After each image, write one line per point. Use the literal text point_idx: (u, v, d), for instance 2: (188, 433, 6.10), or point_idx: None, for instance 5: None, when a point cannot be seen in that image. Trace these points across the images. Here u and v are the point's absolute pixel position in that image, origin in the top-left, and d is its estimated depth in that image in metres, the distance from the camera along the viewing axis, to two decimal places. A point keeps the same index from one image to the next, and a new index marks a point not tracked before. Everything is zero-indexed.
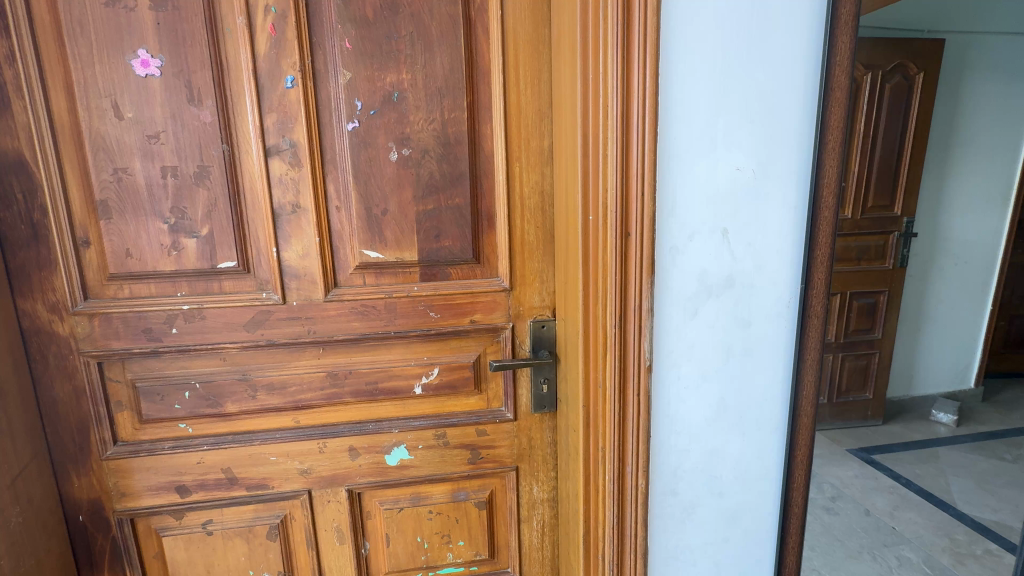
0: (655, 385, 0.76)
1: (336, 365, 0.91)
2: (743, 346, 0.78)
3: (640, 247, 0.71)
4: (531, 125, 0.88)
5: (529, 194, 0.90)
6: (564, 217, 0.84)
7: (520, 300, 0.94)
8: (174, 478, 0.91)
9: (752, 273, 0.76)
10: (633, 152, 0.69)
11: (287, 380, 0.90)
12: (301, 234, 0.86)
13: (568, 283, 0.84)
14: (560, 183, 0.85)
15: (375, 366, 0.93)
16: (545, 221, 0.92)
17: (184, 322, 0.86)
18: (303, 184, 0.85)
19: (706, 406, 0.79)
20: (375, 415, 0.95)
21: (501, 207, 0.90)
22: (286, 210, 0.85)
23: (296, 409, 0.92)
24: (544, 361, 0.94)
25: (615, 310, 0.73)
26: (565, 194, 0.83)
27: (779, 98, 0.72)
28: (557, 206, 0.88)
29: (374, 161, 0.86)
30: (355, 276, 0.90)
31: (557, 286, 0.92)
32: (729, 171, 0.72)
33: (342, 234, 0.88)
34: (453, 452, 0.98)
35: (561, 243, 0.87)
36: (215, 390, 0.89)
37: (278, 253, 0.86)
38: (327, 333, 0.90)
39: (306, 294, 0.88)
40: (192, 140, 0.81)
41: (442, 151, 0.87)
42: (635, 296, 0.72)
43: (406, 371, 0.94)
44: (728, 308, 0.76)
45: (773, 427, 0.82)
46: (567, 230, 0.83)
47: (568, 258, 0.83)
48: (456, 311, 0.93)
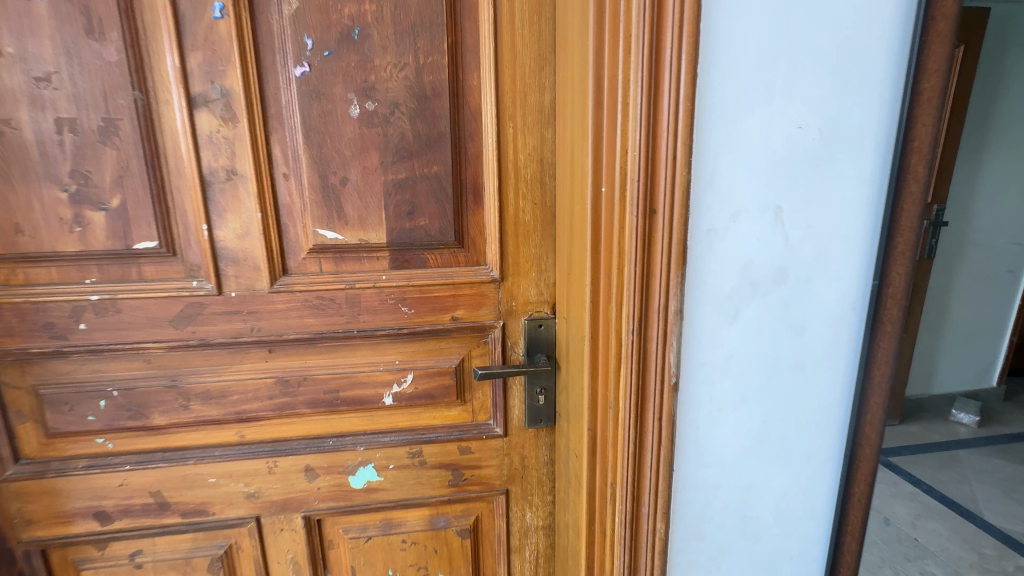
0: (682, 407, 0.60)
1: (287, 369, 0.75)
2: (792, 358, 0.61)
3: (667, 230, 0.53)
4: (529, 74, 0.70)
5: (526, 162, 0.73)
6: (569, 191, 0.66)
7: (512, 294, 0.77)
8: (92, 503, 0.75)
9: (810, 265, 0.59)
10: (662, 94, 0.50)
11: (227, 387, 0.74)
12: (238, 208, 0.69)
13: (572, 273, 0.66)
14: (565, 147, 0.67)
15: (336, 372, 0.76)
16: (544, 197, 0.74)
17: (95, 316, 0.70)
18: (239, 143, 0.67)
19: (743, 432, 0.62)
20: (337, 429, 0.79)
21: (489, 180, 0.73)
22: (218, 177, 0.68)
23: (239, 421, 0.76)
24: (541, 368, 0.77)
25: (634, 312, 0.56)
26: (570, 162, 0.65)
27: (856, 30, 0.53)
28: (561, 176, 0.70)
29: (331, 117, 0.68)
30: (309, 261, 0.73)
31: (559, 278, 0.75)
32: (787, 130, 0.54)
33: (292, 210, 0.71)
34: (431, 473, 0.82)
35: (565, 223, 0.69)
36: (138, 400, 0.73)
37: (210, 231, 0.69)
38: (275, 331, 0.73)
39: (247, 284, 0.72)
40: (94, 85, 0.63)
41: (416, 106, 0.70)
42: (660, 294, 0.55)
43: (373, 377, 0.77)
44: (776, 310, 0.59)
45: (825, 458, 0.66)
46: (572, 207, 0.65)
47: (573, 242, 0.65)
48: (433, 307, 0.76)
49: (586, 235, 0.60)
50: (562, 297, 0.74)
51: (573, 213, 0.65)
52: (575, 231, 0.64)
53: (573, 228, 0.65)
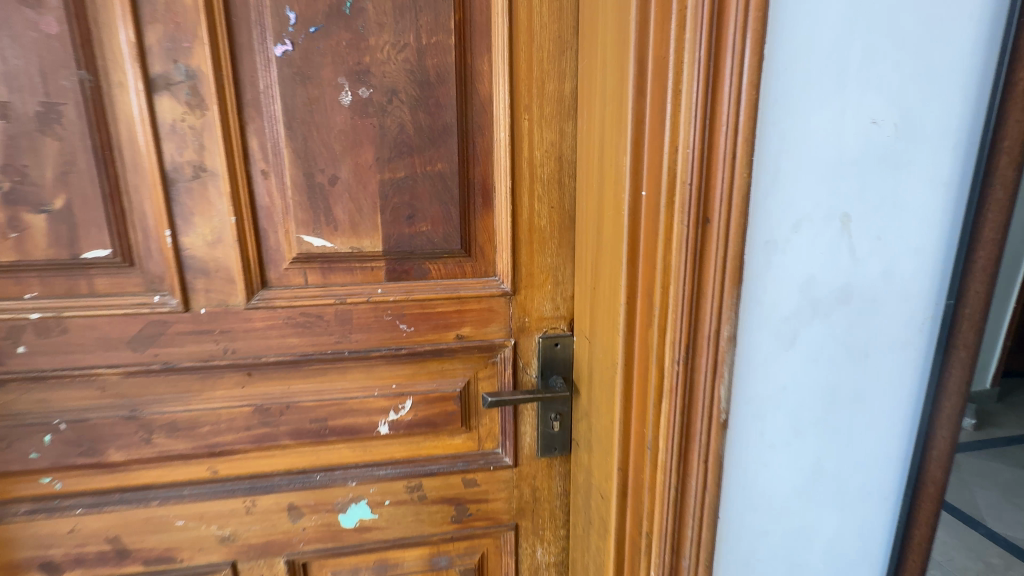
0: (730, 446, 0.51)
1: (267, 395, 0.66)
2: (852, 387, 0.53)
3: (724, 242, 0.45)
4: (547, 58, 0.61)
5: (542, 160, 0.64)
6: (596, 194, 0.57)
7: (525, 308, 0.68)
8: (37, 553, 0.65)
9: (877, 281, 0.51)
10: (724, 79, 0.41)
11: (197, 417, 0.64)
12: (208, 211, 0.59)
13: (599, 289, 0.58)
14: (591, 144, 0.58)
15: (323, 398, 0.67)
16: (562, 200, 0.65)
17: (37, 337, 0.59)
18: (209, 134, 0.57)
19: (795, 472, 0.54)
20: (325, 462, 0.69)
21: (501, 181, 0.64)
22: (184, 174, 0.58)
23: (211, 455, 0.66)
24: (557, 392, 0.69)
25: (681, 339, 0.47)
26: (598, 161, 0.56)
27: (941, 8, 0.45)
28: (585, 177, 0.61)
29: (318, 106, 0.58)
30: (292, 272, 0.63)
31: (580, 292, 0.66)
32: (860, 124, 0.46)
33: (272, 213, 0.61)
34: (432, 509, 0.73)
35: (589, 231, 0.60)
36: (91, 434, 0.62)
37: (174, 237, 0.59)
38: (253, 352, 0.64)
39: (219, 299, 0.62)
40: (30, 62, 0.53)
41: (418, 93, 0.60)
42: (713, 318, 0.46)
43: (366, 404, 0.68)
44: (838, 333, 0.51)
45: (882, 497, 0.58)
46: (600, 212, 0.56)
47: (601, 254, 0.57)
48: (436, 324, 0.67)
49: (621, 247, 0.51)
50: (583, 313, 0.65)
51: (601, 220, 0.56)
52: (604, 240, 0.55)
53: (601, 237, 0.56)
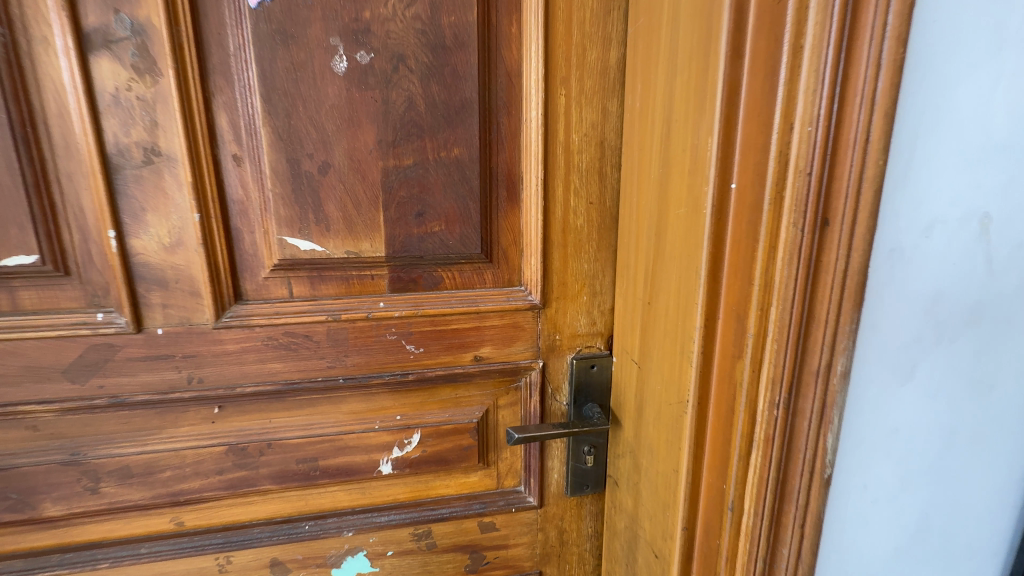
0: (830, 505, 0.41)
1: (244, 432, 0.54)
2: (972, 427, 0.43)
3: (845, 251, 0.33)
4: (590, 20, 0.50)
5: (581, 145, 0.53)
6: (653, 187, 0.46)
7: (556, 324, 0.57)
8: None
9: (1013, 297, 0.40)
10: (864, 29, 0.30)
11: (156, 460, 0.52)
12: (164, 205, 0.47)
13: (656, 305, 0.47)
14: (646, 124, 0.47)
15: (313, 434, 0.55)
16: (603, 194, 0.54)
17: None
18: (164, 108, 0.45)
19: (899, 530, 0.44)
20: (315, 508, 0.58)
21: (530, 170, 0.52)
22: (132, 157, 0.45)
23: (175, 505, 0.54)
24: (593, 424, 0.58)
25: (785, 377, 0.36)
26: (658, 146, 0.45)
27: None
28: (634, 167, 0.50)
29: (304, 73, 0.46)
30: (273, 282, 0.51)
31: (623, 306, 0.55)
32: (1015, 97, 0.36)
33: (247, 208, 0.49)
34: (442, 558, 0.62)
35: (641, 233, 0.49)
36: (20, 485, 0.50)
37: (120, 238, 0.46)
38: (225, 381, 0.51)
39: (180, 316, 0.49)
40: None
41: (431, 60, 0.48)
42: (828, 350, 0.35)
43: (365, 439, 0.56)
44: (963, 363, 0.41)
45: (991, 553, 0.48)
46: (661, 210, 0.45)
47: (661, 260, 0.45)
48: (450, 344, 0.55)
49: (697, 255, 0.40)
50: (627, 332, 0.54)
51: (662, 220, 0.45)
52: (667, 245, 0.44)
53: (663, 240, 0.45)
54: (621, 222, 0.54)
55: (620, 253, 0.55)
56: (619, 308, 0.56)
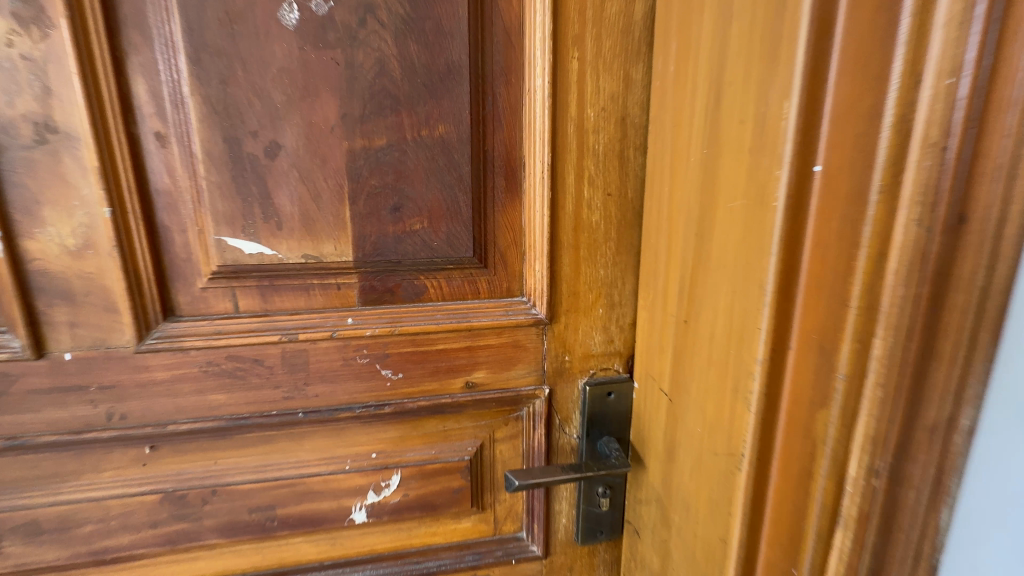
0: None
1: (184, 476, 0.44)
2: None
3: (989, 262, 0.23)
4: None
5: (597, 123, 0.42)
6: (692, 174, 0.36)
7: (565, 343, 0.47)
8: None
9: None
10: None
11: (73, 513, 0.42)
12: (66, 196, 0.36)
13: (696, 325, 0.36)
14: (684, 92, 0.37)
15: (269, 477, 0.45)
16: (623, 183, 0.44)
17: None
18: (59, 71, 0.35)
19: None
20: (274, 564, 0.48)
21: (534, 154, 0.42)
22: (20, 135, 0.35)
23: (100, 565, 0.44)
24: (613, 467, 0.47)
25: (894, 437, 0.25)
26: (700, 119, 0.35)
27: None
28: (665, 148, 0.40)
29: (243, 27, 0.36)
30: (213, 294, 0.41)
31: (649, 321, 0.44)
32: None
33: (176, 200, 0.38)
34: None
35: (674, 232, 0.39)
36: None
37: (10, 240, 0.36)
38: (155, 416, 0.41)
39: (94, 338, 0.39)
40: None
41: (408, 11, 0.38)
42: (956, 403, 0.25)
43: (333, 482, 0.46)
44: None
45: None
46: (705, 202, 0.34)
47: (704, 268, 0.35)
48: (435, 369, 0.45)
49: (763, 264, 0.29)
50: (654, 354, 0.44)
51: (706, 216, 0.34)
52: (713, 249, 0.34)
53: (707, 243, 0.34)
54: (646, 217, 0.44)
55: (644, 256, 0.45)
56: (642, 323, 0.46)
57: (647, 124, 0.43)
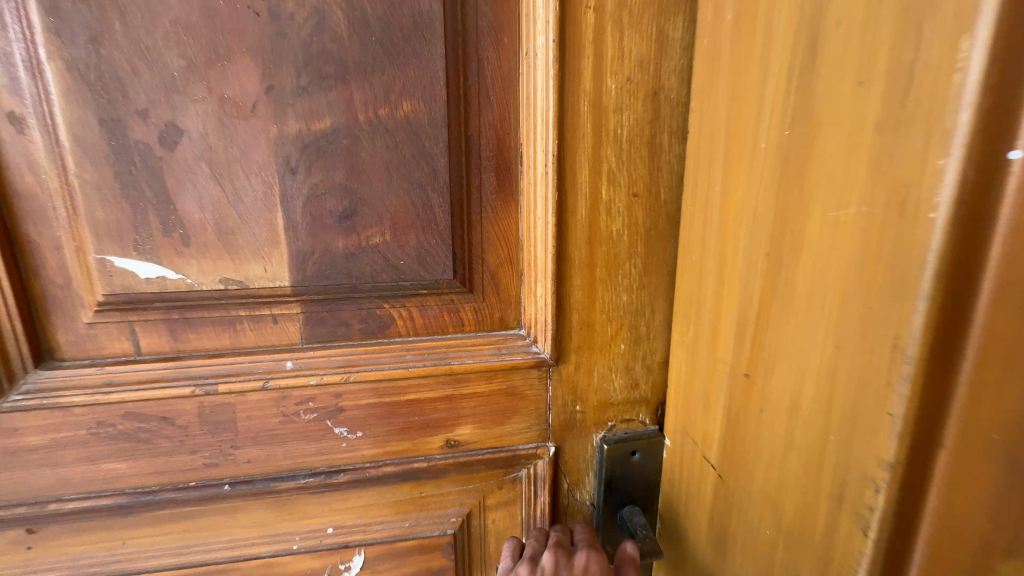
0: None
1: (77, 566, 0.33)
2: None
3: None
4: None
5: (620, 99, 0.31)
6: (761, 167, 0.25)
7: (575, 389, 0.36)
8: None
9: None
10: None
11: None
12: None
13: (766, 386, 0.25)
14: (747, 49, 0.25)
15: (191, 564, 0.35)
16: (654, 180, 0.33)
17: None
18: None
19: None
20: None
21: (533, 142, 0.31)
22: None
23: None
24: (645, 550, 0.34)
25: None
26: (778, 85, 0.23)
27: None
28: (716, 131, 0.29)
29: None
30: (104, 332, 0.30)
31: (687, 365, 0.33)
32: None
33: (41, 206, 0.28)
34: None
35: (727, 249, 0.28)
36: None
37: None
38: (32, 492, 0.31)
39: None
40: None
41: None
42: None
43: (277, 567, 0.36)
44: None
45: None
46: (785, 209, 0.23)
47: (782, 307, 0.24)
48: (405, 424, 0.35)
49: (903, 314, 0.18)
50: (694, 409, 0.33)
51: (789, 230, 0.23)
52: (799, 280, 0.23)
53: (789, 270, 0.23)
54: (687, 223, 0.33)
55: (682, 278, 0.34)
56: (677, 365, 0.35)
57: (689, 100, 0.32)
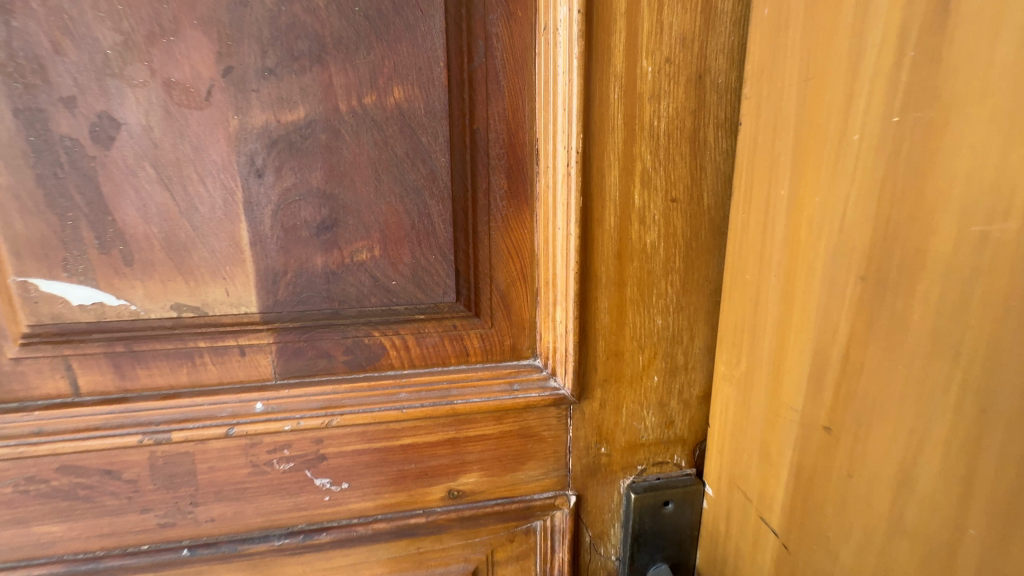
0: None
1: None
2: None
3: None
4: None
5: (657, 86, 0.26)
6: (852, 166, 0.19)
7: (600, 428, 0.31)
8: None
9: None
10: None
11: None
12: None
13: (856, 446, 0.20)
14: (829, 14, 0.20)
15: None
16: (696, 182, 0.28)
17: None
18: None
19: None
20: None
21: (552, 136, 0.26)
22: None
23: None
24: None
25: None
26: (879, 59, 0.18)
27: None
28: (778, 122, 0.23)
29: None
30: (34, 369, 0.25)
31: (735, 404, 0.28)
32: None
33: None
34: None
35: (795, 268, 0.23)
36: None
37: None
38: None
39: None
40: None
41: None
42: None
43: None
44: None
45: None
46: (890, 221, 0.18)
47: (883, 348, 0.18)
48: (400, 474, 0.29)
49: None
50: (744, 458, 0.27)
51: (898, 248, 0.18)
52: (915, 314, 0.17)
53: (897, 301, 0.18)
54: (734, 235, 0.27)
55: (728, 299, 0.28)
56: (720, 403, 0.29)
57: (741, 87, 0.26)
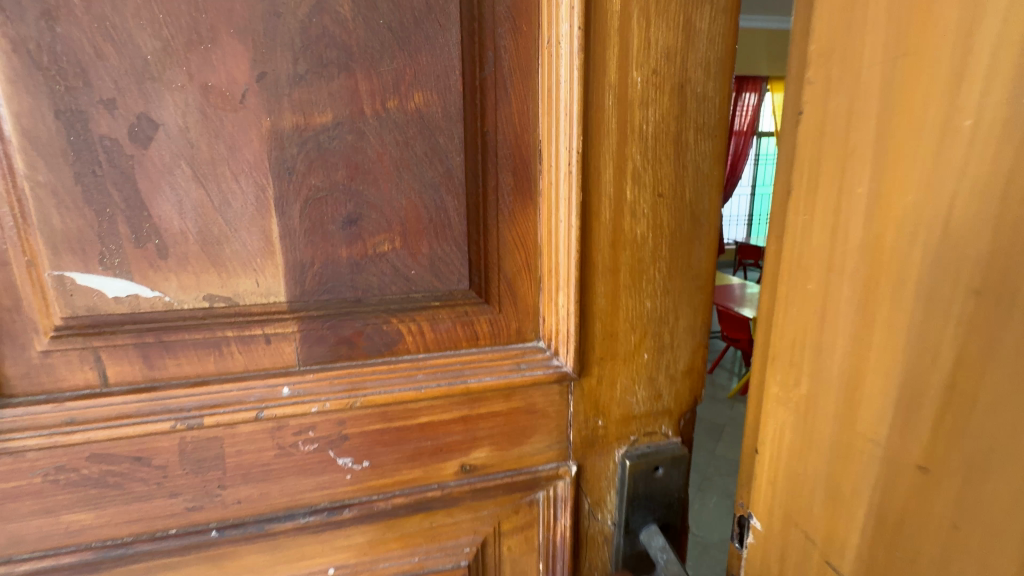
0: None
1: None
2: None
3: None
4: None
5: (645, 94, 0.29)
6: (952, 205, 0.21)
7: (597, 403, 0.34)
8: None
9: None
10: None
11: None
12: None
13: (966, 463, 0.21)
14: (917, 59, 0.21)
15: None
16: (679, 179, 0.31)
17: None
18: None
19: None
20: None
21: (555, 138, 0.29)
22: None
23: None
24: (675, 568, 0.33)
25: None
26: (994, 109, 0.19)
27: None
28: (845, 162, 0.25)
29: None
30: (63, 360, 0.26)
31: (794, 429, 0.29)
32: None
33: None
34: None
35: (875, 299, 0.24)
36: None
37: None
38: None
39: None
40: None
41: None
42: None
43: None
44: None
45: None
46: (1006, 266, 0.19)
47: (994, 375, 0.20)
48: (417, 451, 0.31)
49: None
50: (805, 483, 0.28)
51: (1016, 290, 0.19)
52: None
53: (1013, 333, 0.20)
54: (789, 263, 0.28)
55: (780, 328, 0.29)
56: (773, 430, 0.30)
57: (789, 121, 0.27)
